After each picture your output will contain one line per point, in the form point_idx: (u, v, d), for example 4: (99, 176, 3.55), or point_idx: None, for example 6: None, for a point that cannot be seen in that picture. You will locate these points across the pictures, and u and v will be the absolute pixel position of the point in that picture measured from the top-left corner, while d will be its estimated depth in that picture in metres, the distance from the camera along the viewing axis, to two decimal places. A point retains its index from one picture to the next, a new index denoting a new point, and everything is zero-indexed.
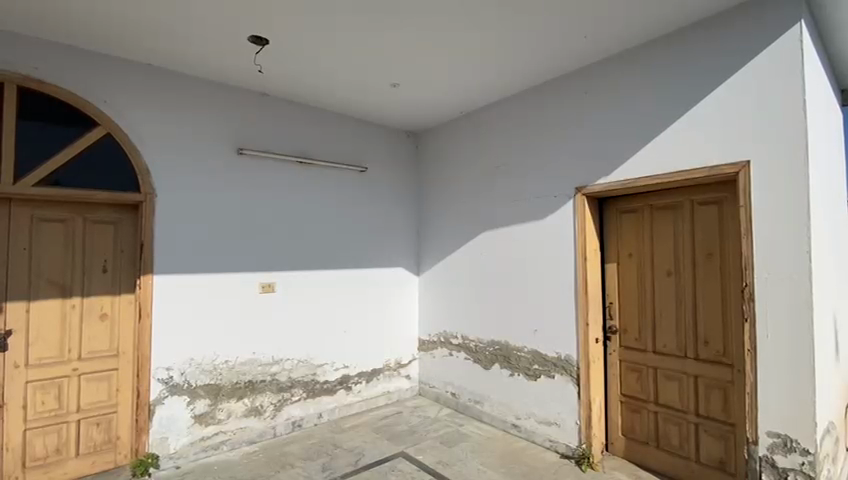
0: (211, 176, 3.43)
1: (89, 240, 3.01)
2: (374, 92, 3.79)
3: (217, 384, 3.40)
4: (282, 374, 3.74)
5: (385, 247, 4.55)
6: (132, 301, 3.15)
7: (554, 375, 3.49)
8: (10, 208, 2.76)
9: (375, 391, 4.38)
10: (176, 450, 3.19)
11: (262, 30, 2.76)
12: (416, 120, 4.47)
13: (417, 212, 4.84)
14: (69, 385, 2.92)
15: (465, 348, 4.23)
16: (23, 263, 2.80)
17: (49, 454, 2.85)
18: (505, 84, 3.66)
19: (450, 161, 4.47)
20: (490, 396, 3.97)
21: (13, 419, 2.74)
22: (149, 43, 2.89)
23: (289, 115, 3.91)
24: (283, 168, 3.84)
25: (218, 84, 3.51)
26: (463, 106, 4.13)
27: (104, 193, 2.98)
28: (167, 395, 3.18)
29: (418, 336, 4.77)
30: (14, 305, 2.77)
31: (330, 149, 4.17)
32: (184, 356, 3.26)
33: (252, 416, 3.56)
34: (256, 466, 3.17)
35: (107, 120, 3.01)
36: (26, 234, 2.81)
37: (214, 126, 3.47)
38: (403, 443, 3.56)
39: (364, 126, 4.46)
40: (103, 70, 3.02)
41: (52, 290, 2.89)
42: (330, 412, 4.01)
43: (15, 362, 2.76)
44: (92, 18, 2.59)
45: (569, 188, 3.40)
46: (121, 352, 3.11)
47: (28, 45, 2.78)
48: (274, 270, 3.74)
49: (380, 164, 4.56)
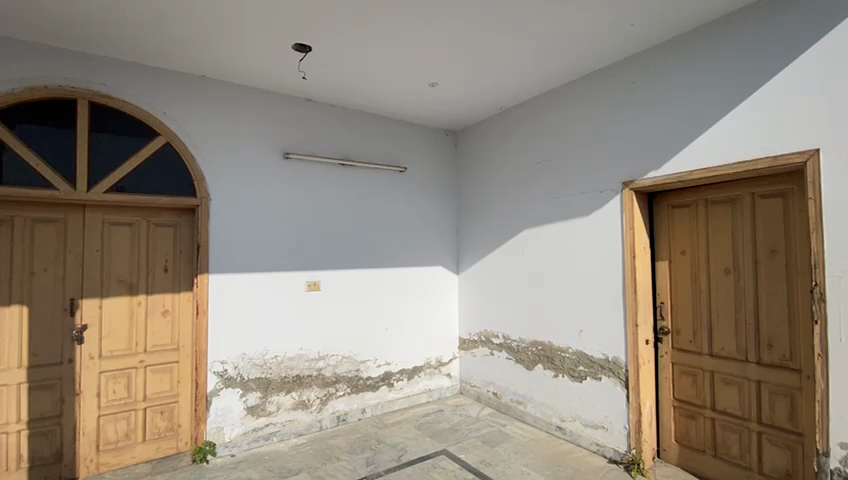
0: (260, 180, 3.61)
1: (152, 241, 3.25)
2: (414, 92, 3.82)
3: (267, 378, 3.57)
4: (327, 369, 3.87)
5: (426, 246, 4.58)
6: (190, 298, 3.37)
7: (601, 376, 3.38)
8: (84, 214, 3.02)
9: (417, 389, 4.43)
10: (231, 439, 3.38)
11: (305, 37, 2.86)
12: (455, 118, 4.46)
13: (457, 210, 4.84)
14: (136, 376, 3.17)
15: (506, 348, 4.19)
16: (95, 263, 3.06)
17: (120, 438, 3.11)
18: (547, 78, 3.56)
19: (490, 158, 4.42)
20: (533, 397, 3.91)
21: (89, 406, 3.01)
22: (202, 56, 3.08)
23: (331, 118, 4.03)
24: (326, 170, 3.96)
25: (265, 91, 3.67)
26: (503, 102, 4.07)
27: (165, 197, 3.21)
28: (223, 387, 3.37)
29: (459, 335, 4.76)
30: (88, 302, 3.03)
31: (370, 150, 4.25)
32: (236, 350, 3.44)
33: (299, 409, 3.70)
34: (304, 457, 3.30)
35: (166, 129, 3.23)
36: (98, 237, 3.07)
37: (262, 132, 3.64)
38: (446, 441, 3.57)
39: (404, 126, 4.51)
40: (162, 84, 3.24)
41: (121, 288, 3.14)
42: (373, 408, 4.10)
43: (91, 354, 3.03)
44: (151, 36, 2.80)
45: (614, 184, 3.28)
46: (181, 345, 3.33)
47: (98, 64, 3.03)
48: (318, 269, 3.87)
49: (420, 164, 4.60)
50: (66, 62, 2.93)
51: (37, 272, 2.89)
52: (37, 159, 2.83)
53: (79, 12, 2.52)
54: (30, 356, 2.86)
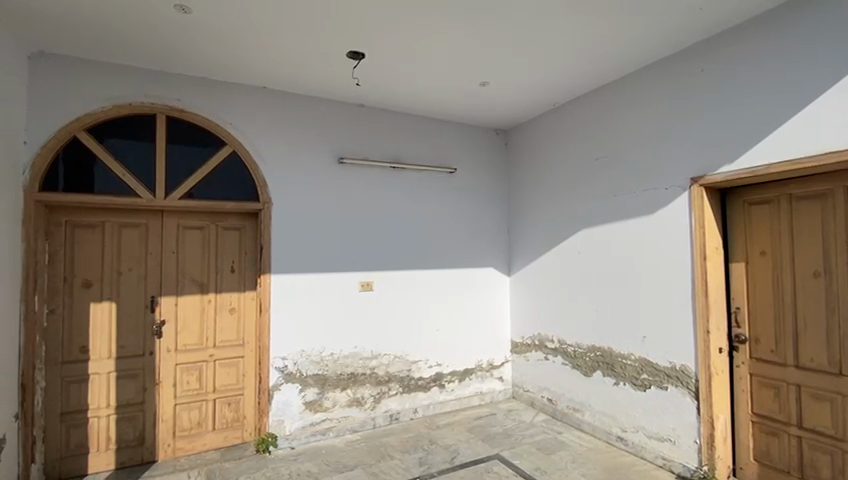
0: (317, 184, 3.76)
1: (221, 244, 3.49)
2: (465, 93, 3.81)
3: (324, 374, 3.70)
4: (380, 368, 3.94)
5: (478, 247, 4.54)
6: (254, 297, 3.58)
7: (668, 386, 3.16)
8: (163, 219, 3.31)
9: (468, 391, 4.40)
10: (290, 432, 3.55)
11: (360, 46, 2.95)
12: (506, 116, 4.38)
13: (508, 211, 4.75)
14: (207, 369, 3.42)
15: (562, 352, 4.04)
16: (171, 264, 3.34)
17: (193, 426, 3.37)
18: (604, 71, 3.40)
19: (543, 157, 4.29)
20: (591, 404, 3.74)
21: (167, 395, 3.29)
22: (265, 69, 3.27)
23: (383, 122, 4.11)
24: (380, 173, 4.05)
25: (321, 99, 3.82)
26: (556, 99, 3.94)
27: (231, 203, 3.44)
28: (283, 382, 3.54)
29: (511, 337, 4.67)
30: (166, 299, 3.31)
31: (422, 152, 4.28)
32: (296, 347, 3.60)
33: (354, 406, 3.81)
34: (359, 454, 3.39)
35: (233, 139, 3.46)
36: (174, 240, 3.35)
37: (318, 138, 3.79)
38: (499, 445, 3.51)
39: (455, 128, 4.50)
40: (229, 97, 3.48)
41: (194, 287, 3.40)
42: (424, 408, 4.13)
43: (168, 347, 3.31)
44: (221, 52, 3.02)
45: (681, 180, 3.06)
46: (246, 341, 3.55)
47: (173, 82, 3.30)
48: (372, 270, 3.96)
49: (471, 164, 4.56)
50: (147, 81, 3.22)
51: (123, 272, 3.20)
52: (123, 170, 3.14)
53: (160, 34, 2.77)
54: (117, 348, 3.17)
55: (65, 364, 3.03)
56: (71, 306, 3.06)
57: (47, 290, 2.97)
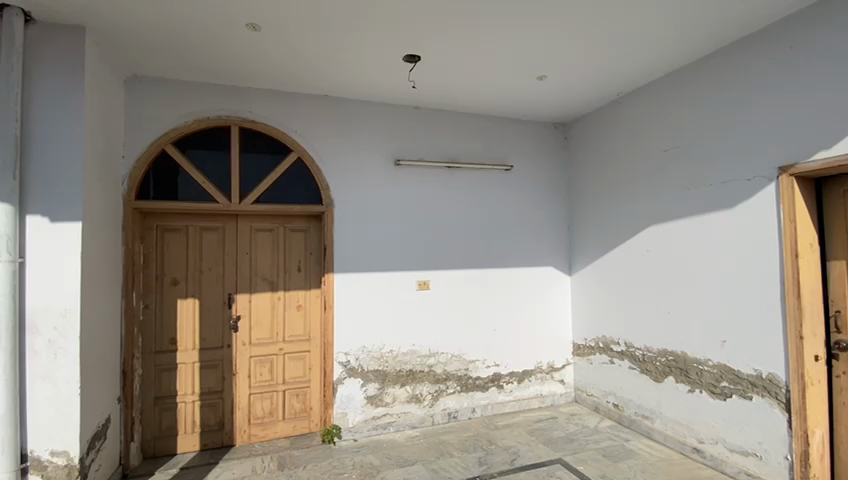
0: (376, 187, 3.87)
1: (288, 245, 3.72)
2: (522, 89, 3.73)
3: (384, 370, 3.81)
4: (438, 366, 3.98)
5: (537, 245, 4.44)
6: (318, 295, 3.77)
7: (752, 396, 2.89)
8: (238, 223, 3.59)
9: (528, 392, 4.31)
10: (353, 425, 3.70)
11: (417, 49, 3.00)
12: (565, 109, 4.23)
13: (568, 208, 4.58)
14: (277, 362, 3.66)
15: (629, 356, 3.83)
16: (245, 264, 3.60)
17: (266, 415, 3.62)
18: (673, 57, 3.17)
19: (606, 151, 4.09)
20: (662, 411, 3.52)
21: (243, 384, 3.56)
22: (326, 78, 3.43)
23: (439, 123, 4.14)
24: (436, 173, 4.08)
25: (378, 104, 3.93)
26: (620, 89, 3.74)
27: (298, 206, 3.64)
28: (346, 376, 3.69)
29: (573, 339, 4.50)
30: (241, 297, 3.58)
31: (478, 151, 4.26)
32: (357, 343, 3.74)
33: (413, 403, 3.89)
34: (419, 449, 3.46)
35: (298, 146, 3.67)
36: (247, 241, 3.61)
37: (376, 142, 3.90)
38: (562, 450, 3.41)
39: (511, 124, 4.42)
40: (293, 106, 3.68)
41: (265, 285, 3.65)
42: (483, 408, 4.11)
43: (243, 340, 3.58)
44: (287, 65, 3.21)
45: (766, 170, 2.78)
46: (312, 337, 3.75)
47: (245, 95, 3.56)
48: (429, 269, 4.01)
49: (529, 161, 4.46)
50: (222, 96, 3.50)
51: (205, 272, 3.51)
52: (203, 179, 3.44)
53: (233, 52, 3.00)
54: (200, 340, 3.49)
55: (157, 353, 3.38)
56: (162, 302, 3.42)
57: (142, 288, 3.33)
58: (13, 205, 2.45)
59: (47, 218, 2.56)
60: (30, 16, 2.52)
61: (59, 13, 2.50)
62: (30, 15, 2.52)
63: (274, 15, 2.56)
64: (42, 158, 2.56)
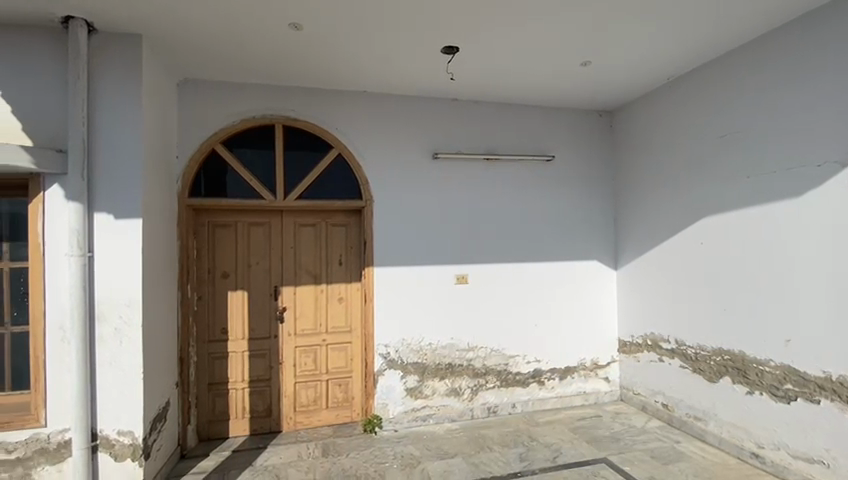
0: (414, 180, 3.88)
1: (330, 239, 3.81)
2: (564, 77, 3.60)
3: (423, 363, 3.83)
4: (477, 360, 3.96)
5: (580, 238, 4.29)
6: (359, 288, 3.85)
7: (820, 400, 2.67)
8: (282, 218, 3.71)
9: (570, 389, 4.21)
10: (394, 416, 3.76)
11: (455, 41, 2.96)
12: (611, 96, 4.03)
13: (614, 199, 4.39)
14: (321, 352, 3.77)
15: (680, 354, 3.64)
16: (290, 257, 3.73)
17: (310, 403, 3.76)
18: (732, 35, 2.94)
19: (655, 138, 3.88)
20: (716, 413, 3.32)
21: (289, 373, 3.71)
22: (364, 74, 3.47)
23: (478, 114, 4.07)
24: (475, 166, 4.03)
25: (415, 97, 3.92)
26: (671, 72, 3.52)
27: (338, 201, 3.72)
28: (386, 368, 3.75)
29: (619, 336, 4.33)
30: (286, 289, 3.72)
31: (518, 142, 4.16)
32: (397, 336, 3.78)
33: (452, 396, 3.89)
34: (458, 443, 3.46)
35: (338, 142, 3.74)
36: (291, 236, 3.73)
37: (414, 136, 3.90)
38: (607, 449, 3.31)
39: (553, 113, 4.28)
40: (333, 103, 3.74)
41: (308, 278, 3.76)
42: (523, 404, 4.05)
43: (289, 331, 3.72)
44: (328, 63, 3.27)
45: (840, 155, 2.55)
46: (353, 328, 3.84)
47: (287, 94, 3.66)
48: (469, 263, 3.98)
49: (572, 151, 4.31)
50: (265, 95, 3.62)
51: (252, 265, 3.67)
52: (250, 176, 3.58)
53: (277, 52, 3.09)
54: (249, 330, 3.65)
55: (210, 342, 3.58)
56: (214, 294, 3.61)
57: (195, 280, 3.53)
58: (82, 204, 2.66)
59: (112, 215, 2.76)
60: (92, 27, 2.70)
61: (118, 22, 2.67)
62: (92, 25, 2.70)
63: (315, 14, 2.61)
64: (106, 159, 2.76)
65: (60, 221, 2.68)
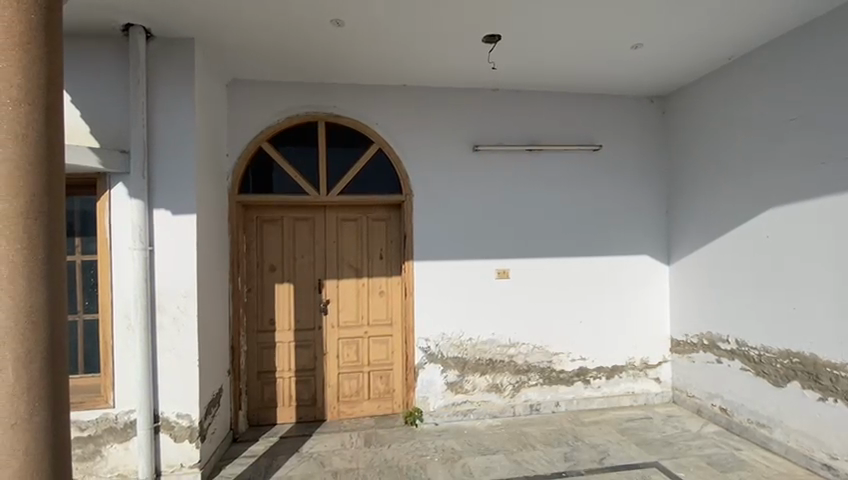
0: (455, 174, 3.84)
1: (371, 233, 3.86)
2: (613, 62, 3.42)
3: (464, 358, 3.81)
4: (519, 357, 3.88)
5: (629, 232, 4.09)
6: (400, 282, 3.87)
7: None
8: (325, 213, 3.80)
9: (618, 390, 4.04)
10: (434, 410, 3.76)
11: (497, 29, 2.89)
12: (664, 80, 3.79)
13: (667, 191, 4.14)
14: (363, 345, 3.84)
15: (740, 355, 3.39)
16: (333, 251, 3.81)
17: (352, 393, 3.84)
18: (806, 6, 2.67)
19: (714, 123, 3.61)
20: (782, 421, 3.07)
21: (332, 364, 3.80)
22: (405, 68, 3.47)
23: (520, 104, 3.96)
24: (517, 157, 3.93)
25: (456, 89, 3.87)
26: (734, 51, 3.25)
27: (379, 196, 3.76)
28: (427, 362, 3.76)
29: (671, 335, 4.10)
30: (329, 283, 3.81)
31: (563, 132, 4.01)
32: (437, 330, 3.78)
33: (493, 392, 3.84)
34: (500, 439, 3.42)
35: (379, 137, 3.76)
36: (334, 230, 3.81)
37: (454, 128, 3.85)
38: (658, 453, 3.15)
39: (600, 101, 4.08)
40: (373, 98, 3.77)
41: (351, 272, 3.83)
42: (568, 402, 3.94)
43: (332, 323, 3.81)
44: (369, 58, 3.30)
45: None
46: (394, 322, 3.88)
47: (329, 91, 3.72)
48: (511, 257, 3.90)
49: (620, 139, 4.10)
50: (308, 93, 3.70)
51: (297, 259, 3.78)
52: (294, 172, 3.68)
53: (320, 50, 3.15)
54: (295, 322, 3.78)
55: (259, 332, 3.73)
56: (262, 286, 3.75)
57: (245, 273, 3.68)
58: (143, 201, 2.84)
59: (169, 211, 2.92)
60: (150, 33, 2.86)
61: (173, 27, 2.81)
62: (150, 31, 2.86)
63: (357, 9, 2.63)
64: (163, 158, 2.92)
65: (125, 217, 2.87)
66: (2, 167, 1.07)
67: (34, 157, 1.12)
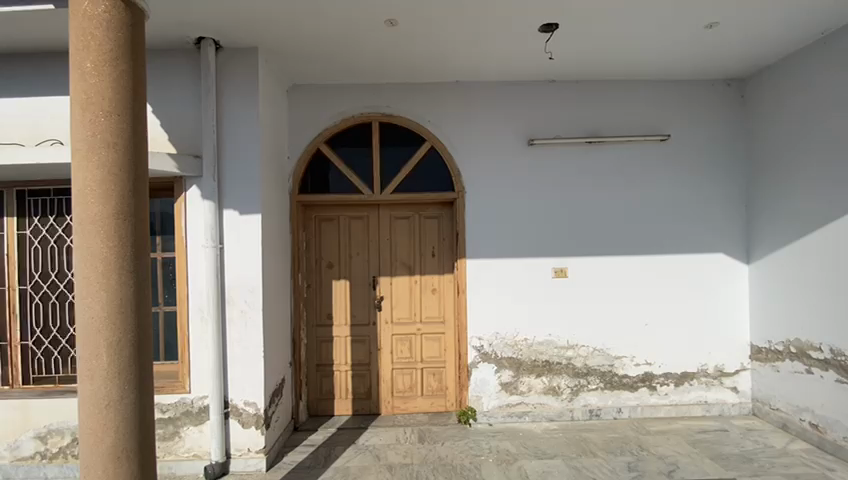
0: (509, 170, 3.75)
1: (423, 231, 3.87)
2: (684, 45, 3.16)
3: (519, 359, 3.71)
4: (578, 359, 3.72)
5: (700, 228, 3.78)
6: (452, 279, 3.86)
7: None
8: (378, 211, 3.86)
9: (688, 398, 3.75)
10: (488, 409, 3.70)
11: (554, 17, 2.78)
12: (744, 61, 3.45)
13: (746, 183, 3.77)
14: (416, 341, 3.88)
15: (835, 366, 3.02)
16: (386, 249, 3.87)
17: (406, 389, 3.89)
18: None
19: (804, 106, 3.24)
20: None
21: (386, 359, 3.87)
22: (458, 64, 3.44)
23: (579, 95, 3.78)
24: (576, 150, 3.76)
25: (510, 83, 3.77)
26: (829, 23, 2.89)
27: (431, 194, 3.77)
28: (480, 361, 3.71)
29: (750, 341, 3.74)
30: (383, 279, 3.88)
31: (626, 122, 3.78)
32: (491, 329, 3.71)
33: (550, 395, 3.72)
34: (558, 443, 3.30)
35: (431, 135, 3.76)
36: (387, 228, 3.87)
37: (508, 123, 3.76)
38: (735, 469, 2.89)
39: (668, 88, 3.80)
40: (426, 96, 3.77)
41: (403, 269, 3.87)
42: (631, 409, 3.72)
43: (386, 319, 3.88)
44: (422, 57, 3.30)
45: None
46: (447, 319, 3.87)
47: (383, 91, 3.78)
48: (568, 255, 3.75)
49: (691, 128, 3.79)
50: (363, 94, 3.77)
51: (352, 256, 3.89)
52: (349, 172, 3.78)
53: (374, 51, 3.21)
54: (351, 317, 3.89)
55: (317, 326, 3.88)
56: (320, 282, 3.89)
57: (305, 269, 3.84)
58: (213, 202, 3.05)
59: (237, 211, 3.11)
60: (219, 45, 3.06)
61: (239, 38, 2.99)
62: (219, 43, 3.06)
63: (410, 8, 2.64)
64: (231, 161, 3.12)
65: (198, 217, 3.10)
66: (99, 172, 1.54)
67: (124, 162, 1.58)
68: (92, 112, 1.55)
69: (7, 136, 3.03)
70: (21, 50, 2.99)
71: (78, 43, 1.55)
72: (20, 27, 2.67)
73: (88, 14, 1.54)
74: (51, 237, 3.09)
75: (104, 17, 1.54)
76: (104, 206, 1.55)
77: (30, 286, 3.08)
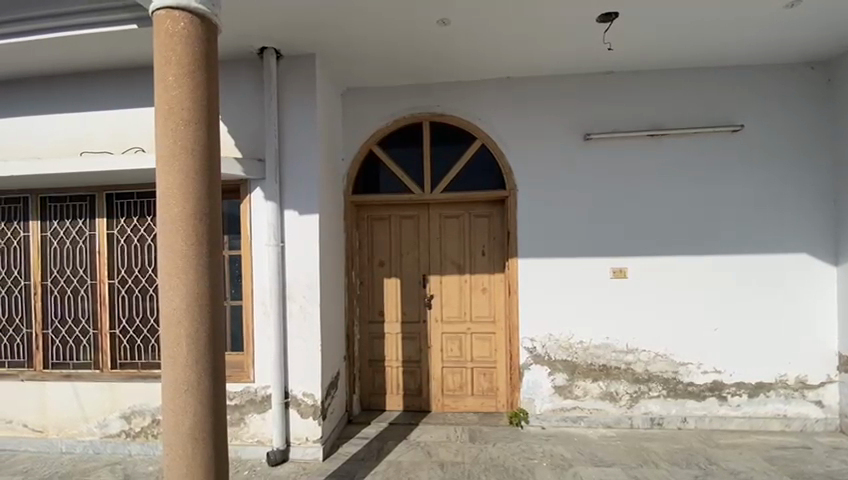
0: (564, 166, 3.64)
1: (473, 229, 3.85)
2: (761, 27, 2.90)
3: (573, 361, 3.59)
4: (638, 365, 3.54)
5: (779, 227, 3.45)
6: (503, 279, 3.81)
7: None
8: (429, 210, 3.90)
9: (764, 411, 3.44)
10: (541, 412, 3.62)
11: (612, 7, 2.66)
12: (832, 41, 3.10)
13: (835, 175, 3.39)
14: (467, 340, 3.87)
15: None
16: (437, 248, 3.90)
17: (456, 388, 3.90)
18: None
19: None
20: None
21: (436, 357, 3.90)
22: (510, 60, 3.38)
23: (639, 86, 3.59)
24: (635, 144, 3.58)
25: (564, 76, 3.65)
26: None
27: (482, 193, 3.74)
28: (533, 362, 3.63)
29: (839, 351, 3.36)
30: (434, 278, 3.90)
31: (692, 113, 3.53)
32: (543, 330, 3.62)
33: (607, 400, 3.56)
34: (615, 451, 3.16)
35: (482, 133, 3.73)
36: (438, 227, 3.89)
37: (562, 119, 3.65)
38: None
39: (741, 74, 3.50)
40: (477, 94, 3.75)
41: (454, 268, 3.88)
42: (698, 420, 3.47)
43: (436, 318, 3.90)
44: (472, 55, 3.29)
45: None
46: (497, 319, 3.83)
47: (434, 91, 3.80)
48: (627, 256, 3.57)
49: (767, 118, 3.47)
50: (414, 95, 3.82)
51: (403, 255, 3.95)
52: (401, 172, 3.85)
53: (425, 52, 3.23)
54: (403, 314, 3.95)
55: (370, 323, 3.98)
56: (372, 280, 3.99)
57: (358, 267, 3.96)
58: (275, 203, 3.23)
59: (296, 211, 3.27)
60: (280, 53, 3.23)
61: (298, 46, 3.14)
62: (279, 52, 3.23)
63: (461, 7, 2.64)
64: (291, 164, 3.28)
65: (261, 217, 3.30)
66: (179, 177, 1.69)
67: (199, 167, 1.71)
68: (174, 121, 1.69)
69: (100, 145, 3.39)
70: (110, 68, 3.34)
71: (162, 58, 1.70)
72: (110, 47, 2.98)
73: (170, 31, 1.69)
74: (135, 236, 3.42)
75: (185, 34, 1.69)
76: (185, 207, 1.69)
77: (118, 280, 3.43)
